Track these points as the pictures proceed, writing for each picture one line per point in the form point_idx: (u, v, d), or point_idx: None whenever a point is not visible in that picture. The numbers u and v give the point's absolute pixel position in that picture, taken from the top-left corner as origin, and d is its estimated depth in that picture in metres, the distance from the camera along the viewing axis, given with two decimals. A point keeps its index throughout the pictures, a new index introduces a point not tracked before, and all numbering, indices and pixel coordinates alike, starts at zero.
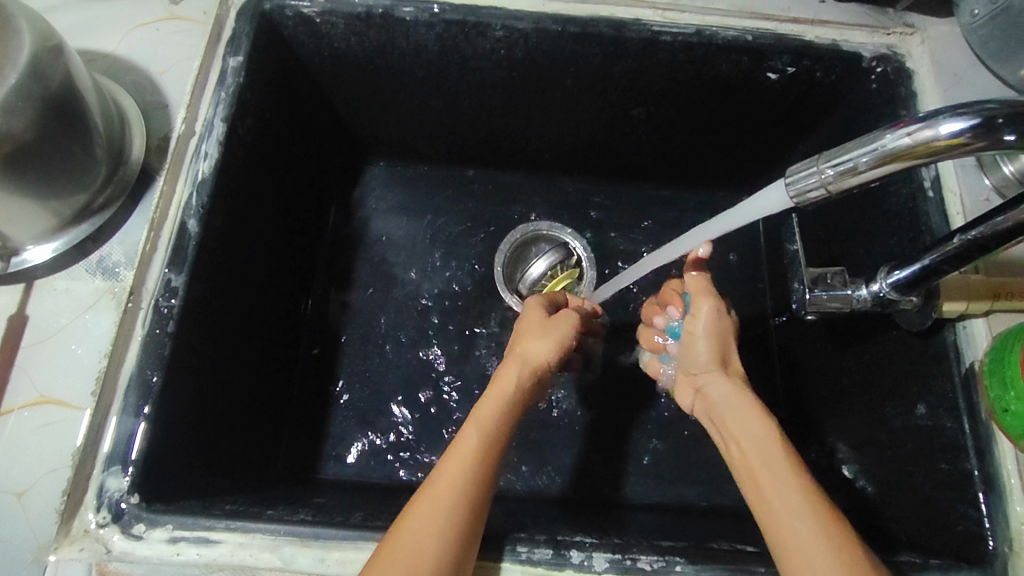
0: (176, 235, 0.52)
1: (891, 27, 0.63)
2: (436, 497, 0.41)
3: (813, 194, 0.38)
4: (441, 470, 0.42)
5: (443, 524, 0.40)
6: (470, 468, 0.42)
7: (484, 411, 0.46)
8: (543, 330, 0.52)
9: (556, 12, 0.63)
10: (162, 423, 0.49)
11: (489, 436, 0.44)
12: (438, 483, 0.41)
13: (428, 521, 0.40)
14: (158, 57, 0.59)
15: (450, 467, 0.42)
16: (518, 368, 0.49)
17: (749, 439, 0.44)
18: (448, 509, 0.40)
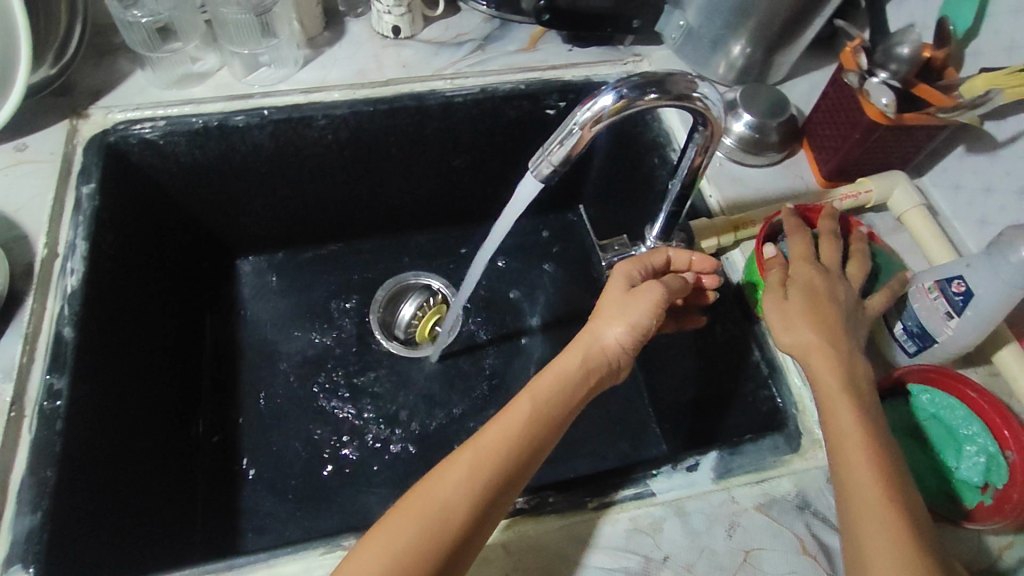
0: (53, 344, 0.57)
1: (625, 58, 0.82)
2: (475, 460, 0.48)
3: (547, 170, 0.50)
4: (484, 439, 0.50)
5: (473, 485, 0.47)
6: (510, 441, 0.50)
7: (541, 399, 0.52)
8: (620, 309, 0.56)
9: (365, 97, 0.77)
10: (61, 515, 0.51)
11: (534, 423, 0.51)
12: (477, 452, 0.49)
13: (458, 481, 0.47)
14: (12, 196, 0.66)
15: (494, 435, 0.50)
16: (585, 352, 0.55)
17: (845, 428, 0.49)
18: (481, 473, 0.48)
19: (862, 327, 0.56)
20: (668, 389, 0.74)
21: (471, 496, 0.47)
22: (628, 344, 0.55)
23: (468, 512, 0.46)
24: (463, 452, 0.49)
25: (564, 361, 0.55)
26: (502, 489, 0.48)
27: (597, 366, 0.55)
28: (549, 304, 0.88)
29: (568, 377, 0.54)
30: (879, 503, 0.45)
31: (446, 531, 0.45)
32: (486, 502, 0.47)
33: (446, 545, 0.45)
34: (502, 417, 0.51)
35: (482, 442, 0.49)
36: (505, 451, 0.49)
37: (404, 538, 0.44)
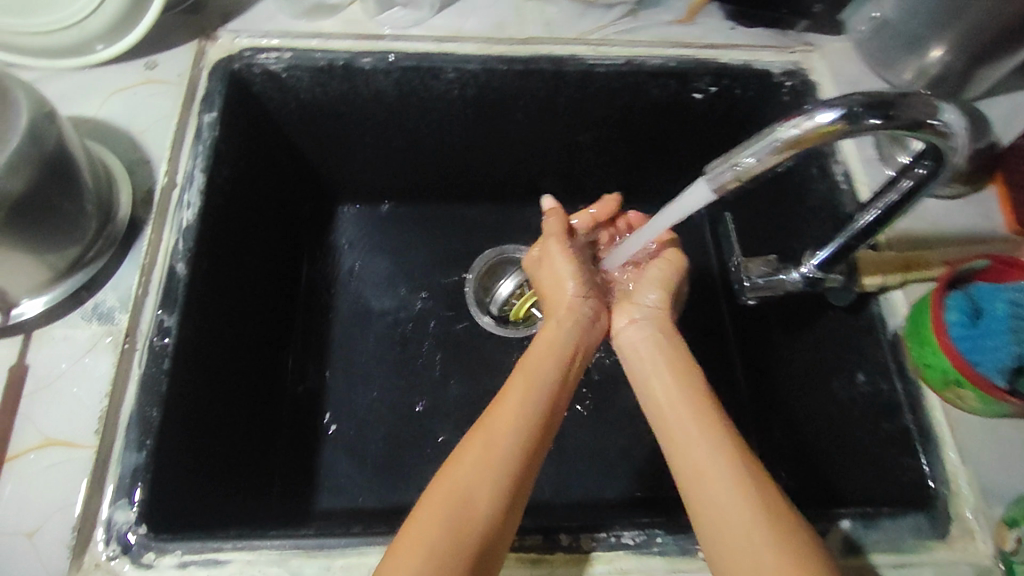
0: (166, 278, 0.56)
1: (794, 46, 0.72)
2: (481, 452, 0.49)
3: (727, 184, 0.44)
4: (491, 430, 0.50)
5: (492, 485, 0.47)
6: (510, 431, 0.50)
7: (532, 377, 0.55)
8: (553, 276, 0.65)
9: (500, 54, 0.70)
10: (161, 458, 0.51)
11: (537, 402, 0.53)
12: (484, 444, 0.49)
13: (474, 480, 0.47)
14: (137, 118, 0.64)
15: (496, 428, 0.50)
16: (568, 320, 0.61)
17: (703, 453, 0.49)
18: (492, 462, 0.48)
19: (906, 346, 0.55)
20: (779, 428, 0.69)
21: (490, 497, 0.47)
22: (585, 291, 0.63)
23: (495, 509, 0.46)
24: (468, 449, 0.49)
25: (550, 336, 0.60)
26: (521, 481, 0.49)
27: (580, 334, 0.61)
28: None
29: (549, 353, 0.58)
30: (715, 457, 0.49)
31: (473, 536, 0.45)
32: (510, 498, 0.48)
33: (479, 544, 0.45)
34: (498, 406, 0.53)
35: (487, 436, 0.50)
36: (511, 440, 0.50)
37: (443, 531, 0.45)
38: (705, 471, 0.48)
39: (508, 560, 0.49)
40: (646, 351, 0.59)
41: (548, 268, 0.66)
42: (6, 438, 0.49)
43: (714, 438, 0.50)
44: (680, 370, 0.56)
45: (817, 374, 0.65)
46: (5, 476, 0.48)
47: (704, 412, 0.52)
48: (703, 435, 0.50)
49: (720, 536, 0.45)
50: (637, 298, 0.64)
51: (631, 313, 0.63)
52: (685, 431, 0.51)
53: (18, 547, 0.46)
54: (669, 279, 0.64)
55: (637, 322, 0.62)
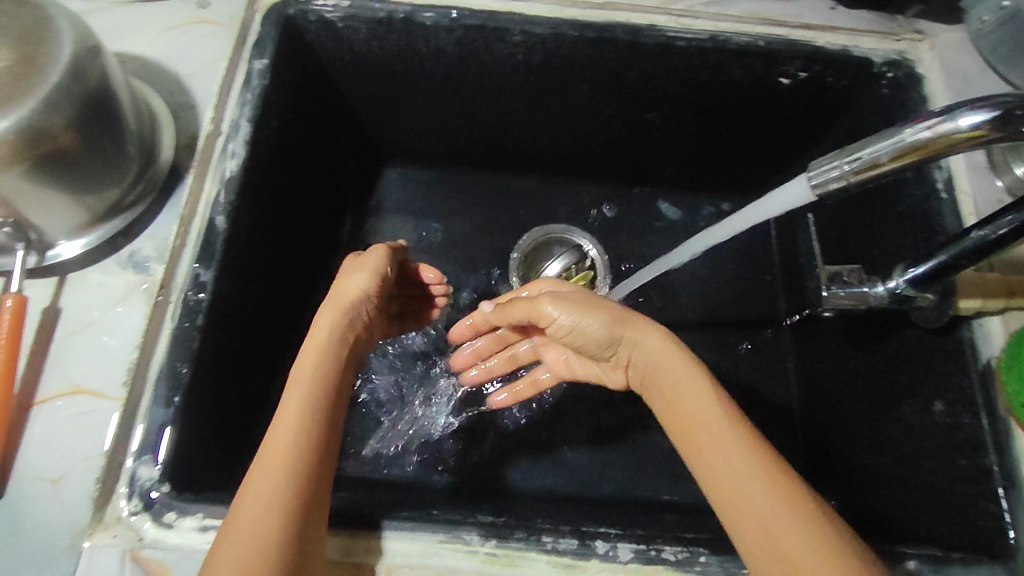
0: (205, 231, 0.54)
1: (900, 34, 0.65)
2: (286, 453, 0.41)
3: (834, 187, 0.40)
4: (271, 447, 0.41)
5: (284, 502, 0.39)
6: (307, 428, 0.43)
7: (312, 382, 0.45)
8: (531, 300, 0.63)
9: (573, 18, 0.65)
10: (189, 417, 0.49)
11: (308, 410, 0.44)
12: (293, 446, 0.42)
13: (272, 495, 0.39)
14: (186, 59, 0.61)
15: (267, 462, 0.41)
16: (329, 325, 0.50)
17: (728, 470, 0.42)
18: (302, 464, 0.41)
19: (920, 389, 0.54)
20: (837, 443, 0.65)
21: (282, 515, 0.39)
22: (365, 300, 0.53)
23: (286, 534, 0.38)
24: (259, 464, 0.41)
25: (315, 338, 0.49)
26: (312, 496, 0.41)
27: (346, 337, 0.50)
28: (703, 302, 0.79)
29: (323, 351, 0.48)
30: (748, 465, 0.41)
31: (277, 544, 0.38)
32: (301, 517, 0.39)
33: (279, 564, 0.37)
34: (279, 419, 0.43)
35: (271, 453, 0.41)
36: (294, 451, 0.41)
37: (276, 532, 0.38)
38: (744, 484, 0.41)
39: (539, 562, 0.45)
40: (656, 359, 0.49)
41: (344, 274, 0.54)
42: (34, 382, 0.48)
43: (744, 444, 0.43)
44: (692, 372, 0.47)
45: (885, 393, 0.59)
46: (31, 421, 0.46)
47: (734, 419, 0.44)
48: (732, 442, 0.43)
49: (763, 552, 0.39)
50: None
51: None
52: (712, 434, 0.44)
53: (40, 494, 0.45)
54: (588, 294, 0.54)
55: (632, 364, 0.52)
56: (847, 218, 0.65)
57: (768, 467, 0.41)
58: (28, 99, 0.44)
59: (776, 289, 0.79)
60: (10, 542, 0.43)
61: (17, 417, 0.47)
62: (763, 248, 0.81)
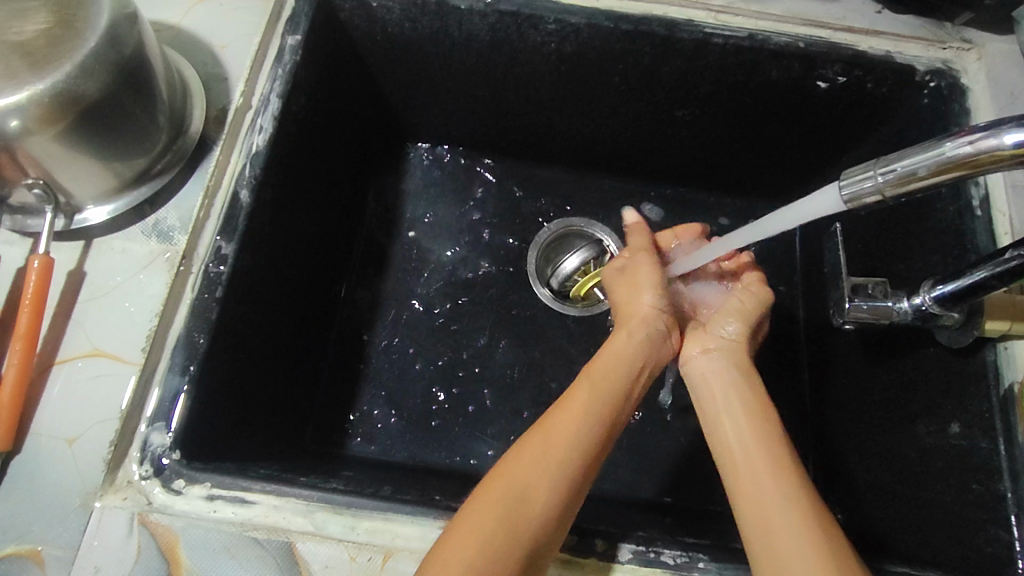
0: (229, 204, 0.54)
1: (948, 42, 0.63)
2: (541, 452, 0.47)
3: (867, 200, 0.39)
4: (548, 437, 0.47)
5: (546, 488, 0.45)
6: (585, 429, 0.48)
7: (601, 390, 0.51)
8: (642, 285, 0.59)
9: (609, 9, 0.64)
10: (203, 387, 0.50)
11: (602, 412, 0.50)
12: (547, 439, 0.47)
13: (530, 477, 0.45)
14: (220, 31, 0.61)
15: (520, 469, 0.46)
16: (638, 335, 0.56)
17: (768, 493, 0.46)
18: (556, 465, 0.46)
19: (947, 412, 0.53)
20: (849, 458, 0.64)
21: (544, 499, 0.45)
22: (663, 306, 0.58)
23: (545, 518, 0.44)
24: (525, 449, 0.47)
25: (620, 347, 0.55)
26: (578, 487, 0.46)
27: (648, 350, 0.56)
28: None
29: (628, 361, 0.54)
30: (786, 510, 0.44)
31: (530, 525, 0.43)
32: (562, 506, 0.45)
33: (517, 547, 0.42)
34: (567, 408, 0.50)
35: (542, 442, 0.47)
36: (578, 441, 0.48)
37: (490, 520, 0.43)
38: (786, 525, 0.44)
39: None
40: (721, 380, 0.54)
41: (631, 276, 0.61)
42: (57, 342, 0.49)
43: (789, 491, 0.45)
44: (755, 411, 0.51)
45: (899, 411, 0.58)
46: (51, 380, 0.48)
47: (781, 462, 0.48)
48: (776, 484, 0.46)
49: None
50: (711, 329, 0.58)
51: (705, 343, 0.57)
52: (758, 476, 0.47)
53: (57, 452, 0.46)
54: (751, 313, 0.59)
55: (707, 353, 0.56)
56: (876, 229, 0.63)
57: (812, 516, 0.44)
58: (63, 65, 0.45)
59: (796, 296, 0.77)
60: (27, 495, 0.44)
61: (39, 375, 0.48)
62: (787, 254, 0.79)
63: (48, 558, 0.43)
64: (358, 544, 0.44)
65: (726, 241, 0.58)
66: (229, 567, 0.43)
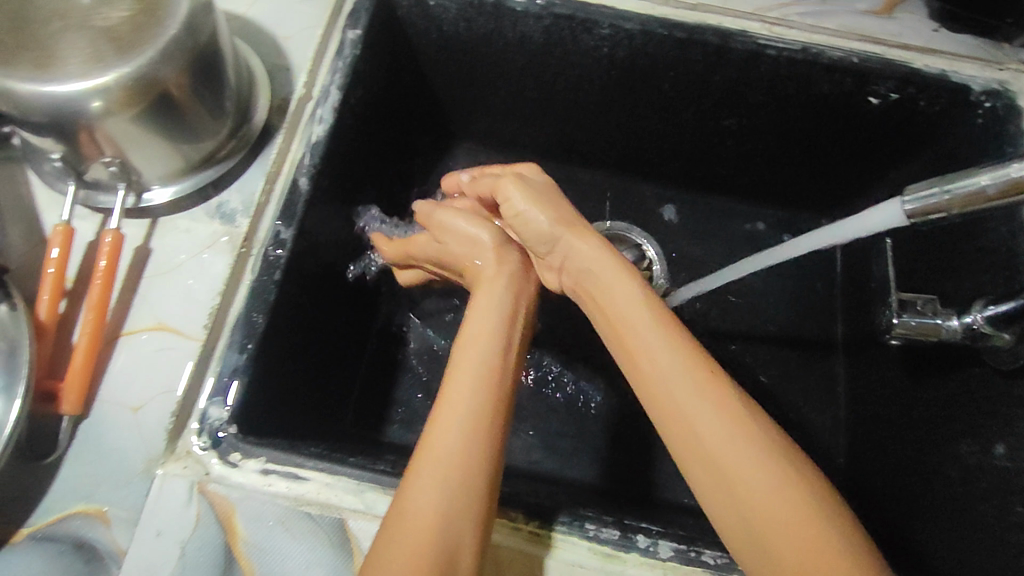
0: (289, 190, 0.56)
1: (1004, 63, 0.63)
2: (427, 466, 0.40)
3: (933, 215, 0.39)
4: (432, 429, 0.42)
5: (448, 495, 0.40)
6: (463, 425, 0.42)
7: (470, 359, 0.45)
8: (440, 231, 0.57)
9: (663, 16, 0.65)
10: (260, 365, 0.51)
11: (479, 378, 0.44)
12: (429, 452, 0.41)
13: (427, 488, 0.40)
14: (285, 23, 0.63)
15: (419, 487, 0.40)
16: (498, 284, 0.51)
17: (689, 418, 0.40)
18: (449, 475, 0.40)
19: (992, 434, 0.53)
20: (886, 473, 0.64)
21: (439, 487, 0.40)
22: (493, 237, 0.53)
23: (454, 509, 0.39)
24: (421, 440, 0.42)
25: (484, 304, 0.49)
26: (484, 460, 0.42)
27: (514, 291, 0.51)
28: (757, 314, 0.78)
29: (497, 310, 0.49)
30: (698, 401, 0.40)
31: (440, 508, 0.39)
32: (472, 484, 0.40)
33: (444, 528, 0.38)
34: (440, 417, 0.43)
35: (430, 431, 0.42)
36: (457, 444, 0.41)
37: (411, 540, 0.38)
38: (703, 423, 0.39)
39: (579, 547, 0.46)
40: (596, 266, 0.47)
41: (439, 236, 0.57)
42: (123, 315, 0.51)
43: (703, 398, 0.40)
44: (637, 295, 0.46)
45: (942, 429, 0.58)
46: (117, 351, 0.49)
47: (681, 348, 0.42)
48: (681, 380, 0.41)
49: (739, 510, 0.37)
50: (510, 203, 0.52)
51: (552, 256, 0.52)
52: (661, 376, 0.42)
53: (120, 420, 0.48)
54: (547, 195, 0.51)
55: (565, 266, 0.49)
56: (923, 247, 0.63)
57: (731, 422, 0.39)
58: (146, 50, 0.47)
59: (833, 310, 0.78)
60: (92, 459, 0.46)
61: (106, 345, 0.50)
62: (826, 267, 0.79)
63: (113, 519, 0.45)
64: None
65: (788, 247, 0.57)
66: (283, 540, 0.44)
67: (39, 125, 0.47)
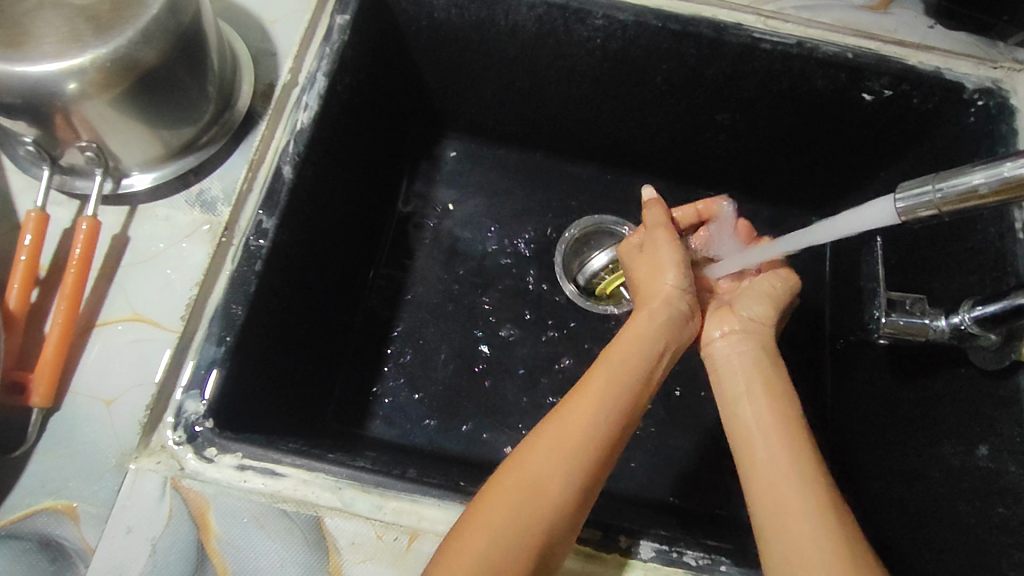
0: (272, 178, 0.54)
1: (999, 61, 0.62)
2: (556, 447, 0.46)
3: (923, 213, 0.38)
4: (564, 423, 0.47)
5: (565, 475, 0.45)
6: (600, 414, 0.48)
7: (618, 375, 0.50)
8: (656, 262, 0.59)
9: (658, 8, 0.63)
10: (238, 358, 0.50)
11: (623, 392, 0.49)
12: (567, 434, 0.46)
13: (549, 466, 0.45)
14: (271, 6, 0.62)
15: (537, 469, 0.45)
16: (663, 314, 0.55)
17: (792, 485, 0.46)
18: (572, 459, 0.45)
19: (976, 435, 0.52)
20: (869, 473, 0.64)
21: (557, 486, 0.44)
22: (686, 286, 0.57)
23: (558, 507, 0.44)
24: (542, 440, 0.46)
25: (639, 330, 0.54)
26: (600, 465, 0.46)
27: (669, 331, 0.55)
28: None
29: (649, 343, 0.53)
30: (806, 501, 0.45)
31: (550, 510, 0.43)
32: (584, 490, 0.45)
33: (541, 531, 0.42)
34: (580, 398, 0.49)
35: (560, 429, 0.47)
36: (590, 429, 0.47)
37: (505, 524, 0.42)
38: (806, 518, 0.44)
39: None
40: (747, 364, 0.54)
41: (651, 256, 0.60)
42: (98, 304, 0.49)
43: (809, 476, 0.46)
44: (777, 395, 0.51)
45: (928, 430, 0.57)
46: (91, 342, 0.48)
47: (804, 452, 0.48)
48: (795, 474, 0.46)
49: None
50: (739, 309, 0.58)
51: (729, 323, 0.57)
52: (780, 469, 0.47)
53: (94, 412, 0.46)
54: (781, 297, 0.59)
55: (734, 333, 0.56)
56: (912, 246, 0.63)
57: (830, 507, 0.44)
58: (126, 31, 0.45)
59: (823, 308, 0.77)
60: (63, 453, 0.45)
61: (80, 336, 0.48)
62: (816, 265, 0.79)
63: (83, 515, 0.43)
64: (385, 523, 0.44)
65: (820, 229, 0.50)
66: (259, 538, 0.43)
67: (11, 107, 0.45)
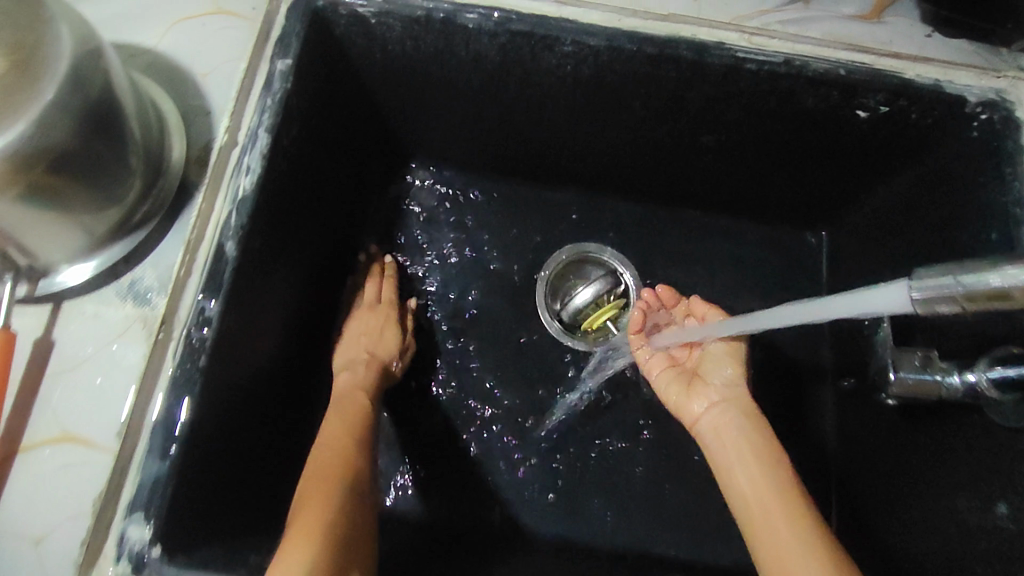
0: (213, 257, 0.48)
1: (1002, 69, 0.58)
2: (318, 484, 0.51)
3: (941, 308, 0.33)
4: (314, 466, 0.54)
5: (325, 501, 0.49)
6: (341, 453, 0.55)
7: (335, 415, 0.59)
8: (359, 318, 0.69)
9: (632, 29, 0.58)
10: (185, 469, 0.45)
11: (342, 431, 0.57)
12: (316, 475, 0.52)
13: (316, 499, 0.50)
14: (200, 55, 0.55)
15: (309, 498, 0.50)
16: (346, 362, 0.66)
17: (787, 548, 0.48)
18: (326, 484, 0.51)
19: (996, 489, 0.48)
20: (878, 517, 0.61)
21: (326, 501, 0.49)
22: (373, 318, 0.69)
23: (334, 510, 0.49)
24: (308, 475, 0.53)
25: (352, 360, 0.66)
26: (347, 493, 0.51)
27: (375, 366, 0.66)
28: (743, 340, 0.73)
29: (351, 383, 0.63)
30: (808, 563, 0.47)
31: (313, 540, 0.46)
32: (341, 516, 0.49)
33: (322, 528, 0.47)
34: (324, 446, 0.56)
35: (312, 471, 0.53)
36: (334, 463, 0.54)
37: (300, 544, 0.46)
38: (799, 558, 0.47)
39: None
40: (730, 431, 0.58)
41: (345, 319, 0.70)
42: (22, 425, 0.44)
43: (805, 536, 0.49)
44: (766, 459, 0.55)
45: (944, 479, 0.53)
46: (15, 471, 0.43)
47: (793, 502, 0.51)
48: (787, 521, 0.50)
49: None
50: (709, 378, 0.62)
51: (707, 395, 0.61)
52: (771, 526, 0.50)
53: (24, 554, 0.41)
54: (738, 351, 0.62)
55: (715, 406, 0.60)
56: None
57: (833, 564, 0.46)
58: (17, 120, 0.39)
59: (823, 336, 0.73)
60: None
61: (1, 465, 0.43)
62: None
63: None
64: None
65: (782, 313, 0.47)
66: None
67: None
